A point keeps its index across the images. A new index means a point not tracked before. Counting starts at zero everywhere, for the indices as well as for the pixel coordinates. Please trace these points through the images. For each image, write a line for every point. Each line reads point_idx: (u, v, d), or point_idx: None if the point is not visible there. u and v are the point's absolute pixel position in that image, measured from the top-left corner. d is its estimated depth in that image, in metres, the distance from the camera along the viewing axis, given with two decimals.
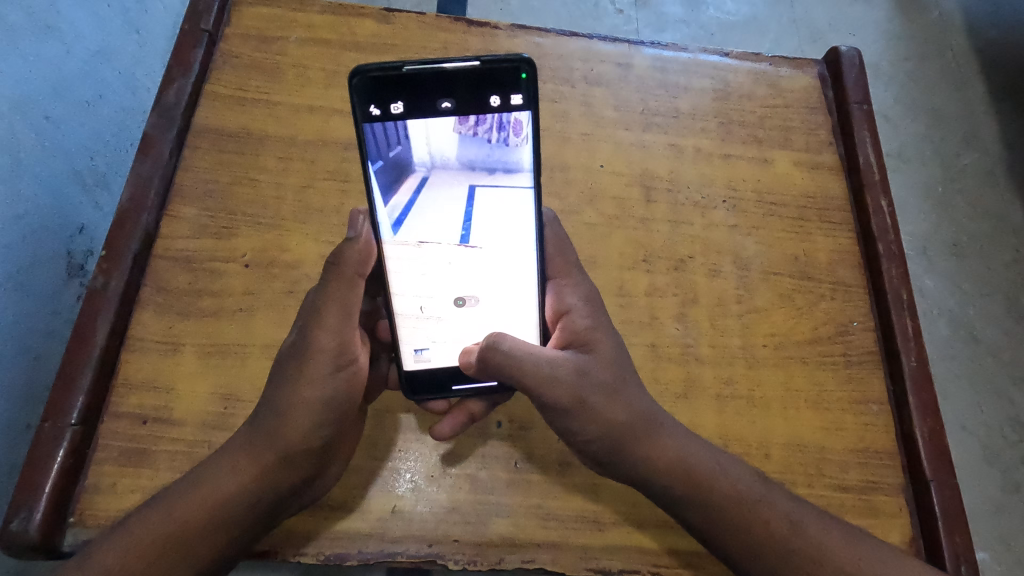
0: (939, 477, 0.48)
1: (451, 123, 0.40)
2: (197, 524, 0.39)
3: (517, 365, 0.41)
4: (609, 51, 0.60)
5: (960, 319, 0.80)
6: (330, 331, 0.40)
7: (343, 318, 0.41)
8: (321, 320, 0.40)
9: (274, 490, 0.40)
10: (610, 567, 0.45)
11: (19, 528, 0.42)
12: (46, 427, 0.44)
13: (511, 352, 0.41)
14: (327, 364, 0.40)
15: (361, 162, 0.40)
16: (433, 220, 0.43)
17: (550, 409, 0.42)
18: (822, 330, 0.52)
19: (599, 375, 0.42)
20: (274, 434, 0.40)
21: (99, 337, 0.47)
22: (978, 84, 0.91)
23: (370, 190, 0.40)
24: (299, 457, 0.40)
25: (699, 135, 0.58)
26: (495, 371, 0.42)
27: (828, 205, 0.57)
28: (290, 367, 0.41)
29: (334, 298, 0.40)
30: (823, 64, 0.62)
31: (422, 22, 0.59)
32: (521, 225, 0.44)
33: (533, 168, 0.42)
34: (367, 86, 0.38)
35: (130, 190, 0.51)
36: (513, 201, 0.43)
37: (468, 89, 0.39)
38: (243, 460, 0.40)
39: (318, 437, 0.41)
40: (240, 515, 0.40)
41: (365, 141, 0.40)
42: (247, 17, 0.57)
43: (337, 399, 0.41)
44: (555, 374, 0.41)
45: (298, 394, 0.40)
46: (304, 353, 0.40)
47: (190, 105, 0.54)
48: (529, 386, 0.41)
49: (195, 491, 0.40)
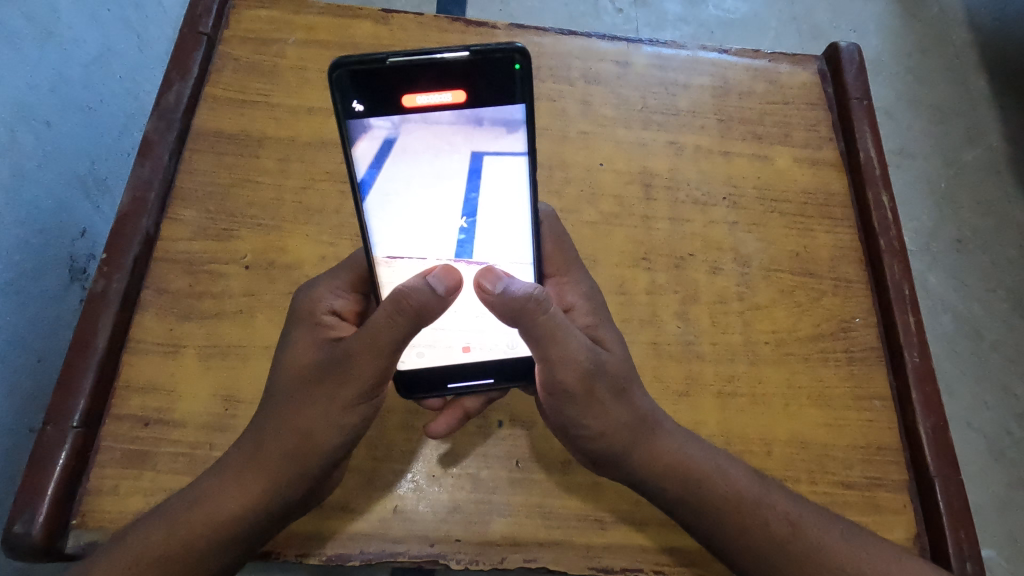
0: (943, 472, 0.48)
1: (447, 128, 0.39)
2: (202, 543, 0.39)
3: (550, 332, 0.39)
4: (608, 49, 0.60)
5: (964, 315, 0.80)
6: (377, 368, 0.39)
7: (392, 360, 0.39)
8: (368, 357, 0.38)
9: (283, 505, 0.40)
10: (612, 566, 0.45)
11: (21, 531, 0.42)
12: (48, 429, 0.45)
13: (552, 316, 0.39)
14: (364, 395, 0.40)
15: (354, 175, 0.39)
16: (428, 231, 0.43)
17: (556, 389, 0.41)
18: (824, 326, 0.52)
19: (613, 368, 0.42)
20: (292, 455, 0.40)
21: (100, 340, 0.47)
22: (980, 78, 0.90)
23: (360, 203, 0.40)
24: (315, 472, 0.40)
25: (698, 132, 0.58)
26: (521, 320, 0.39)
27: (828, 201, 0.57)
28: (320, 391, 0.39)
29: (388, 341, 0.38)
30: (822, 59, 0.62)
31: (420, 23, 0.59)
32: (516, 235, 0.43)
33: (529, 178, 0.41)
34: (352, 80, 0.36)
35: (131, 192, 0.51)
36: (509, 213, 0.43)
37: (458, 84, 0.37)
38: (250, 476, 0.40)
39: (338, 454, 0.41)
40: (246, 532, 0.40)
41: (356, 154, 0.39)
42: (245, 19, 0.57)
43: (360, 422, 0.41)
44: (578, 355, 0.40)
45: (326, 418, 0.39)
46: (341, 380, 0.39)
47: (190, 107, 0.54)
48: (547, 355, 0.40)
49: (199, 509, 0.39)
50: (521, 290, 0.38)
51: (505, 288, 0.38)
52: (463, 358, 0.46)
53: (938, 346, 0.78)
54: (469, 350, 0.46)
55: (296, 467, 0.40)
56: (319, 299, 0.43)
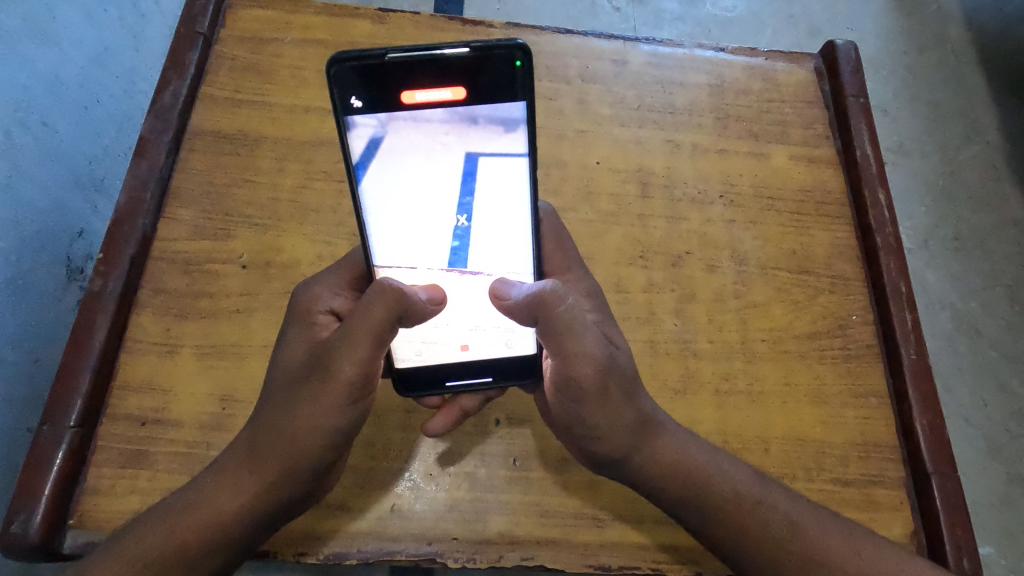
0: (940, 469, 0.48)
1: (439, 144, 0.39)
2: (196, 541, 0.39)
3: (567, 325, 0.39)
4: (605, 48, 0.60)
5: (961, 313, 0.80)
6: (357, 362, 0.38)
7: (373, 352, 0.39)
8: (349, 350, 0.38)
9: (274, 506, 0.40)
10: (610, 564, 0.45)
11: (19, 530, 0.42)
12: (45, 429, 0.45)
13: (570, 310, 0.40)
14: (348, 394, 0.39)
15: (350, 181, 0.39)
16: (423, 243, 0.43)
17: (572, 385, 0.41)
18: (820, 324, 0.52)
19: (624, 365, 0.42)
20: (282, 456, 0.40)
21: (97, 340, 0.47)
22: (977, 76, 0.90)
23: (357, 209, 0.39)
24: (301, 474, 0.40)
25: (695, 130, 0.58)
26: (538, 315, 0.40)
27: (825, 199, 0.57)
28: (307, 389, 0.39)
29: (366, 331, 0.38)
30: (819, 58, 0.62)
31: (417, 22, 0.59)
32: (513, 246, 0.43)
33: (526, 186, 0.41)
34: (350, 76, 0.36)
35: (127, 192, 0.51)
36: (505, 219, 0.43)
37: (457, 80, 0.37)
38: (245, 477, 0.40)
39: (324, 456, 0.40)
40: (238, 532, 0.40)
41: (354, 159, 0.39)
42: (241, 19, 0.57)
43: (348, 422, 0.40)
44: (594, 350, 0.40)
45: (311, 418, 0.39)
46: (326, 379, 0.39)
47: (185, 107, 0.54)
48: (565, 351, 0.40)
49: (195, 507, 0.39)
50: (535, 286, 0.40)
51: (518, 292, 0.41)
52: (462, 356, 0.46)
53: (936, 344, 0.78)
54: (466, 348, 0.46)
55: (287, 468, 0.40)
56: (319, 297, 0.43)
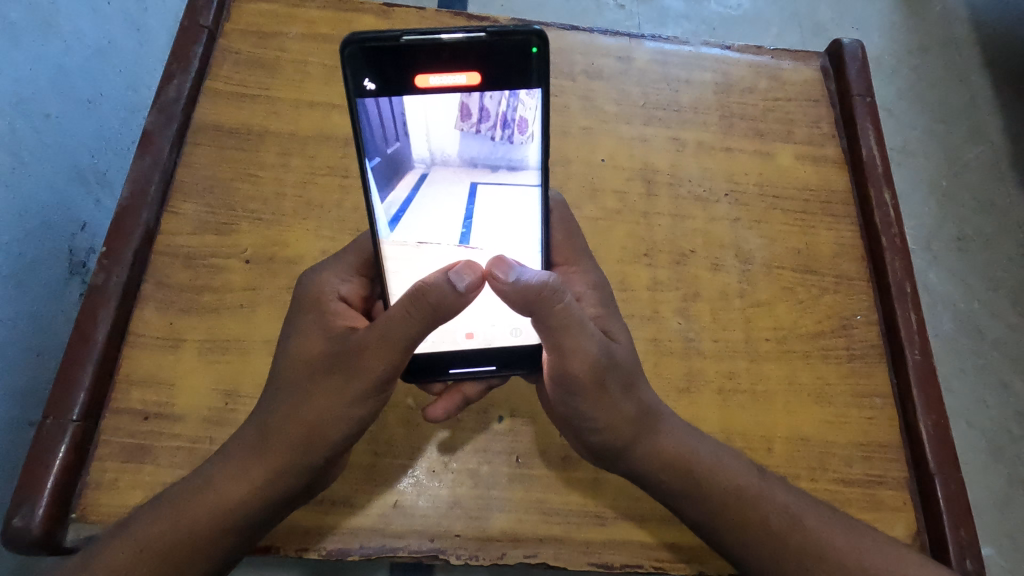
0: (944, 470, 0.48)
1: (451, 121, 0.38)
2: (205, 529, 0.39)
3: (565, 323, 0.39)
4: (610, 45, 0.60)
5: (964, 314, 0.80)
6: (386, 360, 0.38)
7: (403, 355, 0.39)
8: (379, 348, 0.38)
9: (284, 496, 0.40)
10: (612, 562, 0.45)
11: (21, 524, 0.42)
12: (48, 422, 0.45)
13: (566, 307, 0.38)
14: (373, 388, 0.39)
15: (359, 160, 0.38)
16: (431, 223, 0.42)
17: (566, 380, 0.41)
18: (825, 324, 0.52)
19: (622, 361, 0.42)
20: (301, 445, 0.40)
21: (100, 333, 0.47)
22: (982, 76, 0.90)
23: (367, 189, 0.38)
24: (317, 463, 0.40)
25: (700, 129, 0.57)
26: (535, 309, 0.38)
27: (830, 198, 0.57)
28: (331, 379, 0.39)
29: (401, 333, 0.38)
30: (825, 56, 0.62)
31: (422, 17, 0.59)
32: (521, 226, 0.43)
33: (540, 166, 0.41)
34: (364, 57, 0.35)
35: (130, 187, 0.51)
36: (514, 198, 0.42)
37: (472, 65, 0.36)
38: (255, 464, 0.40)
39: (343, 445, 0.41)
40: (247, 521, 0.40)
41: (364, 139, 0.38)
42: (246, 13, 0.57)
43: (368, 414, 0.41)
44: (590, 349, 0.40)
45: (334, 407, 0.39)
46: (351, 370, 0.39)
47: (190, 100, 0.54)
48: (560, 346, 0.39)
49: (202, 496, 0.39)
50: (537, 278, 0.37)
51: (518, 277, 0.37)
52: (465, 344, 0.45)
53: (939, 345, 0.78)
54: (471, 337, 0.45)
55: (303, 458, 0.40)
56: (327, 285, 0.43)
